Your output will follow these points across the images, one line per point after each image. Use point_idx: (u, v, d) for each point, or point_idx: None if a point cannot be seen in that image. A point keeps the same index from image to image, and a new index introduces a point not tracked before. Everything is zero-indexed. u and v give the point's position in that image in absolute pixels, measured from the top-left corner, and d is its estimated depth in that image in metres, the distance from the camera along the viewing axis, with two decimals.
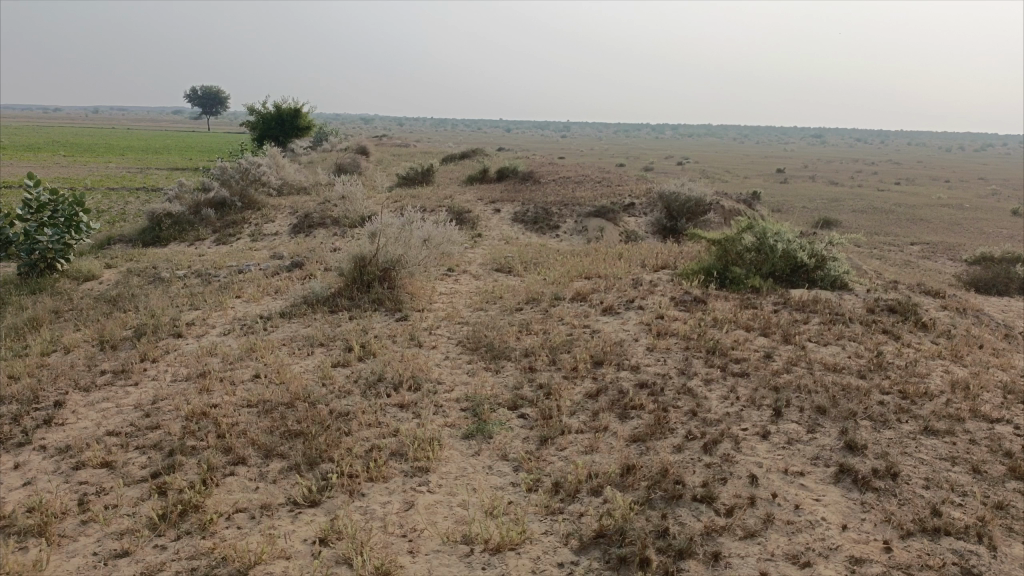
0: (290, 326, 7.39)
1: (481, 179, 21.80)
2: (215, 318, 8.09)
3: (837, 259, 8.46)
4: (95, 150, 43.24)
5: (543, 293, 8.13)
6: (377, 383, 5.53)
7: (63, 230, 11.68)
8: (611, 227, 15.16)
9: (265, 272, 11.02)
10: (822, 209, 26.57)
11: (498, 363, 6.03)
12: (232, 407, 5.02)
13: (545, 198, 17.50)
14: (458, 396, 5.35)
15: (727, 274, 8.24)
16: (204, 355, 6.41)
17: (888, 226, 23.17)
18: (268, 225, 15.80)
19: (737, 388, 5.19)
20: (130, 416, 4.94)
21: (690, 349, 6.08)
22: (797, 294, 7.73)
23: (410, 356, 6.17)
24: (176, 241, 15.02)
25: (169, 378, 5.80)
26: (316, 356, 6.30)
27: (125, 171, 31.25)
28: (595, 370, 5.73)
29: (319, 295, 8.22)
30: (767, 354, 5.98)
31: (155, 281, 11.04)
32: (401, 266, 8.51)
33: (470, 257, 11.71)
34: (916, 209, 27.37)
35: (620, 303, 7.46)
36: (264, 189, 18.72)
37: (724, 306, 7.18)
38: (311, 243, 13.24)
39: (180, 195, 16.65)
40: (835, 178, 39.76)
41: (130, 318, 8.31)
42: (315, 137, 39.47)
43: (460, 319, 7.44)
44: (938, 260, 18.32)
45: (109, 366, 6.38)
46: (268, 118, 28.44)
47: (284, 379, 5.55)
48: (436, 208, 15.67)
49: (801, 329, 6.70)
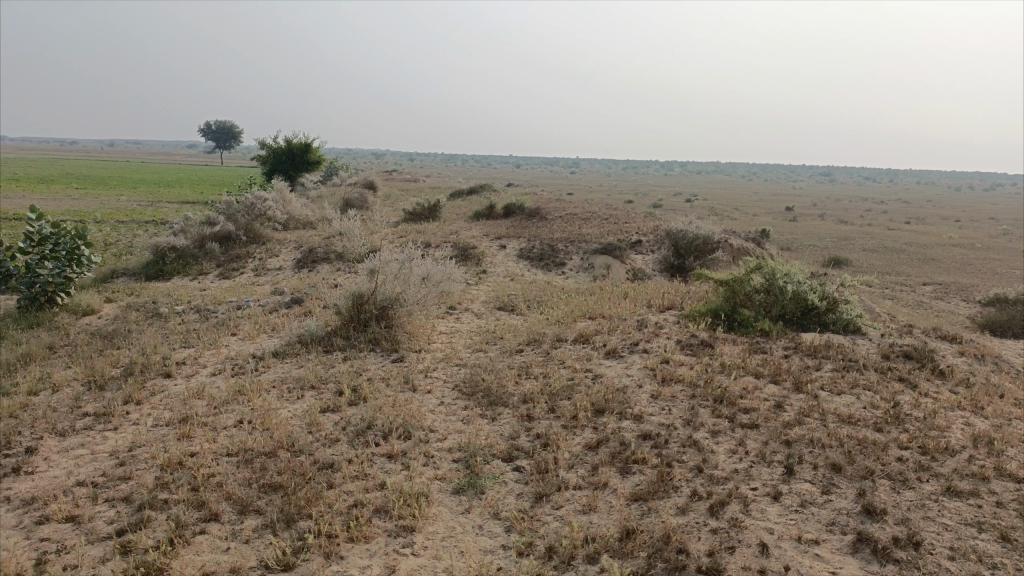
0: (282, 367, 7.15)
1: (487, 215, 21.68)
2: (207, 356, 7.86)
3: (849, 302, 8.18)
4: (107, 183, 43.53)
5: (545, 334, 7.88)
6: (366, 430, 5.27)
7: (64, 263, 11.51)
8: (618, 265, 14.94)
9: (264, 308, 10.81)
10: (831, 248, 26.31)
11: (494, 410, 5.75)
12: (211, 456, 4.76)
13: (552, 234, 17.33)
14: (451, 445, 5.07)
15: (736, 316, 7.97)
16: (189, 397, 6.16)
17: (899, 266, 22.90)
18: (272, 259, 15.66)
19: (745, 442, 4.89)
20: (103, 464, 4.69)
21: (696, 397, 5.78)
22: (808, 338, 7.45)
23: (404, 400, 5.90)
24: (179, 275, 14.86)
25: (149, 422, 5.56)
26: (305, 400, 6.04)
27: (136, 204, 31.36)
28: (595, 419, 5.44)
29: (315, 333, 7.99)
30: (778, 404, 5.68)
31: (153, 316, 10.84)
32: (400, 304, 8.28)
33: (473, 294, 11.50)
34: (927, 248, 27.10)
35: (625, 346, 7.18)
36: (270, 223, 18.65)
37: (732, 350, 6.90)
38: (314, 278, 13.05)
39: (185, 228, 16.54)
40: (845, 216, 39.57)
41: (121, 355, 8.08)
42: (325, 171, 39.66)
43: (459, 361, 7.18)
44: (951, 300, 18.01)
45: (92, 407, 6.15)
46: (278, 152, 28.54)
47: (269, 425, 5.29)
48: (442, 244, 15.51)
49: (813, 376, 6.41)
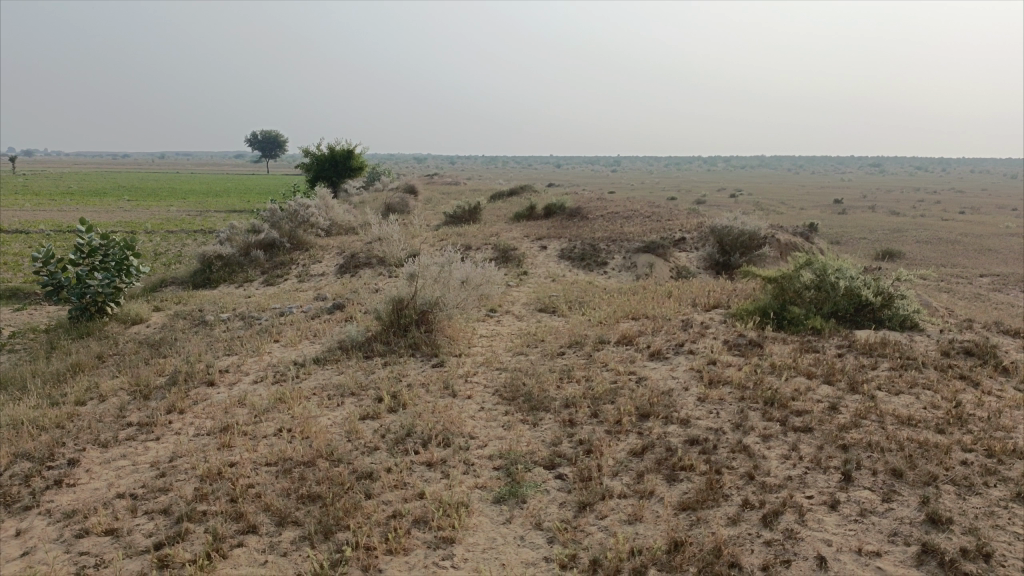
0: (323, 373, 7.13)
1: (528, 216, 21.55)
2: (249, 364, 7.89)
3: (906, 297, 7.83)
4: (158, 195, 44.62)
5: (587, 335, 7.72)
6: (405, 438, 5.17)
7: (113, 274, 11.72)
8: (661, 263, 14.67)
9: (307, 314, 10.86)
10: (882, 241, 25.55)
11: (536, 415, 5.61)
12: (250, 466, 4.73)
13: (593, 233, 17.13)
14: (492, 453, 4.95)
15: (785, 314, 7.70)
16: (231, 406, 6.16)
17: (955, 257, 22.10)
18: (315, 265, 15.78)
19: (798, 446, 4.67)
20: (144, 476, 4.69)
21: (745, 399, 5.56)
22: (862, 335, 7.14)
23: (443, 407, 5.80)
24: (225, 282, 15.06)
25: (191, 432, 5.56)
26: (345, 408, 5.98)
27: (184, 214, 32.08)
28: (640, 424, 5.26)
29: (355, 339, 7.96)
30: (833, 406, 5.42)
31: (199, 324, 10.97)
32: (439, 308, 8.20)
33: (514, 296, 11.38)
34: (983, 239, 26.13)
35: (669, 347, 6.98)
36: (313, 230, 18.83)
37: (782, 350, 6.64)
38: (355, 283, 13.11)
39: (230, 236, 16.78)
40: (897, 207, 38.44)
41: (167, 364, 8.17)
42: (368, 178, 40.05)
43: (499, 365, 7.06)
44: (1011, 292, 17.31)
45: (136, 417, 6.19)
46: (320, 159, 28.85)
47: (308, 434, 5.24)
48: (482, 247, 15.44)
49: (869, 376, 6.12)
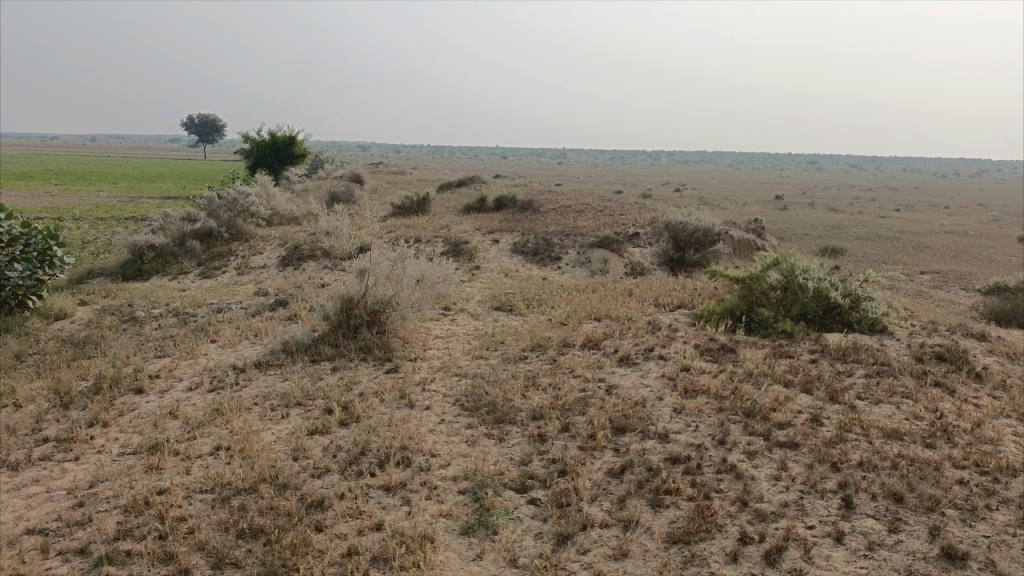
0: (266, 380, 6.55)
1: (477, 208, 21.06)
2: (184, 368, 7.23)
3: (873, 299, 7.66)
4: (86, 179, 42.40)
5: (549, 338, 7.31)
6: (359, 457, 4.67)
7: (35, 266, 10.80)
8: (616, 259, 14.37)
9: (246, 311, 10.17)
10: (825, 237, 25.89)
11: (501, 429, 5.17)
12: (182, 494, 4.16)
13: (545, 227, 16.74)
14: (456, 474, 4.50)
15: (754, 316, 7.43)
16: (161, 419, 5.53)
17: (895, 254, 22.47)
18: (256, 257, 14.99)
19: (787, 465, 4.37)
20: (59, 507, 4.07)
21: (724, 411, 5.23)
22: (834, 340, 6.93)
23: (400, 419, 5.32)
24: (158, 274, 14.16)
25: (115, 450, 4.93)
26: (291, 421, 5.43)
27: (114, 200, 30.51)
28: (616, 440, 4.88)
29: (300, 341, 7.37)
30: (815, 419, 5.14)
31: (130, 321, 10.17)
32: (392, 307, 7.67)
33: (469, 293, 10.91)
34: (920, 236, 26.73)
35: (638, 352, 6.62)
36: (253, 220, 17.94)
37: (755, 356, 6.35)
38: (299, 278, 12.42)
39: (164, 225, 15.81)
40: (836, 204, 39.23)
41: (91, 367, 7.43)
42: (311, 166, 38.85)
43: (458, 370, 6.59)
44: (950, 289, 17.63)
45: (53, 431, 5.51)
46: (261, 145, 27.69)
47: (249, 452, 4.69)
48: (433, 240, 14.90)
49: (846, 384, 5.88)
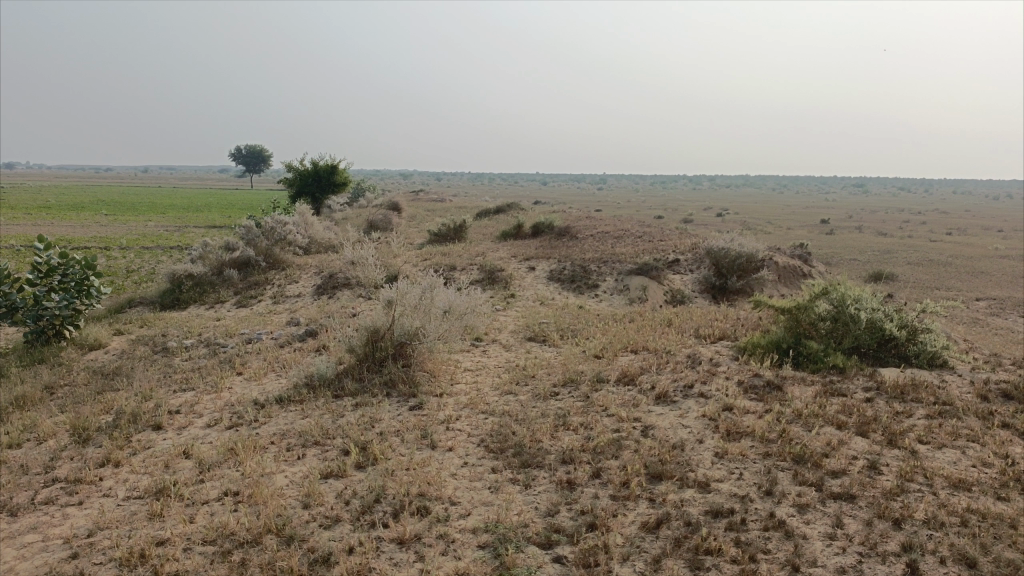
0: (286, 416, 6.30)
1: (515, 235, 20.84)
2: (206, 403, 7.02)
3: (932, 332, 7.13)
4: (137, 209, 43.43)
5: (582, 372, 6.93)
6: (373, 505, 4.35)
7: (72, 295, 10.80)
8: (655, 286, 13.94)
9: (276, 342, 10.01)
10: (874, 261, 25.07)
11: (527, 474, 4.81)
12: (182, 545, 3.89)
13: (583, 254, 16.41)
14: (476, 525, 4.15)
15: (802, 349, 6.95)
16: (173, 459, 5.29)
17: (949, 280, 21.54)
18: (292, 286, 14.92)
19: (842, 522, 3.93)
20: (52, 558, 3.84)
21: (771, 456, 4.79)
22: (889, 376, 6.41)
23: (420, 462, 4.99)
24: (196, 303, 14.15)
25: (122, 493, 4.69)
26: (306, 462, 5.14)
27: (161, 230, 31.02)
28: (651, 488, 4.48)
29: (324, 375, 7.13)
30: (872, 466, 4.68)
31: (161, 352, 10.07)
32: (419, 339, 7.39)
33: (502, 322, 10.60)
34: (974, 261, 25.68)
35: (676, 389, 6.21)
36: (291, 248, 17.96)
37: (804, 394, 5.89)
38: (332, 307, 12.26)
39: (203, 254, 15.86)
40: (884, 228, 38.13)
41: (115, 400, 7.28)
42: (353, 194, 39.23)
43: (485, 407, 6.25)
44: (1010, 316, 16.74)
45: (64, 471, 5.31)
46: (303, 175, 27.96)
47: (257, 498, 4.41)
48: (468, 267, 14.67)
49: (906, 426, 5.38)
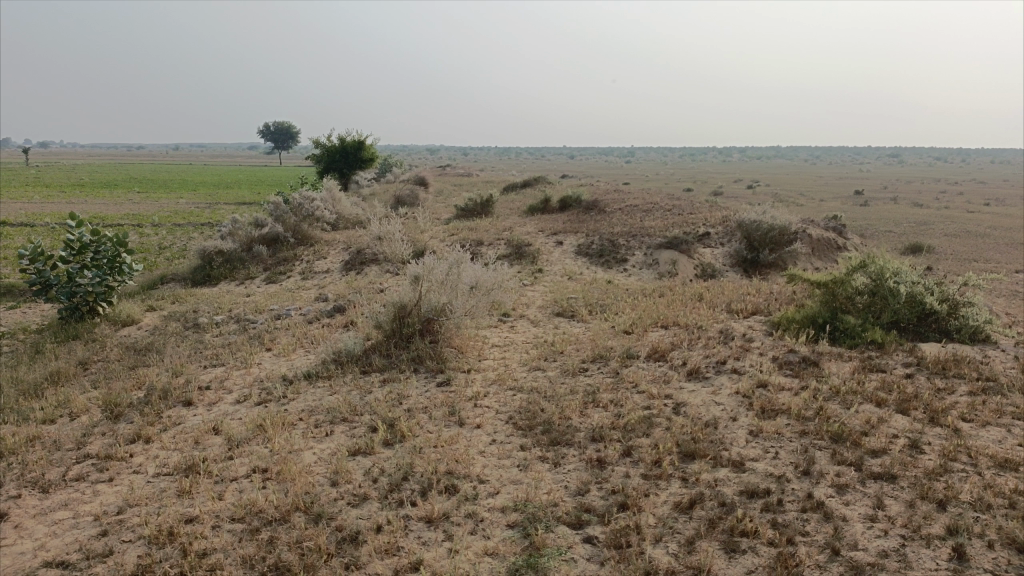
0: (313, 393, 6.29)
1: (542, 209, 20.65)
2: (235, 379, 7.04)
3: (974, 306, 6.88)
4: (167, 187, 43.88)
5: (612, 348, 6.82)
6: (400, 483, 4.31)
7: (105, 272, 10.86)
8: (685, 260, 13.72)
9: (305, 318, 10.02)
10: (910, 233, 24.45)
11: (557, 452, 4.73)
12: (210, 524, 3.88)
13: (611, 228, 16.19)
14: (505, 504, 4.08)
15: (838, 324, 6.76)
16: (202, 435, 5.30)
17: (989, 252, 20.92)
18: (320, 262, 14.94)
19: (884, 503, 3.79)
20: (83, 535, 3.87)
21: (808, 435, 4.66)
22: (930, 351, 6.20)
23: (448, 439, 4.94)
24: (226, 279, 14.23)
25: (151, 470, 4.72)
26: (334, 439, 5.12)
27: (192, 207, 31.29)
28: (684, 467, 4.37)
29: (352, 351, 7.10)
30: (913, 445, 4.52)
31: (192, 328, 10.14)
32: (446, 315, 7.32)
33: (530, 298, 10.49)
34: (1014, 232, 24.92)
35: (709, 365, 6.07)
36: (319, 224, 17.97)
37: (842, 371, 5.72)
38: (359, 283, 12.24)
39: (232, 230, 15.91)
40: (921, 199, 37.16)
41: (146, 376, 7.33)
42: (381, 170, 39.18)
43: (513, 383, 6.18)
44: None
45: (96, 447, 5.35)
46: (331, 151, 27.93)
47: (286, 476, 4.40)
48: (495, 243, 14.55)
49: (948, 403, 5.20)
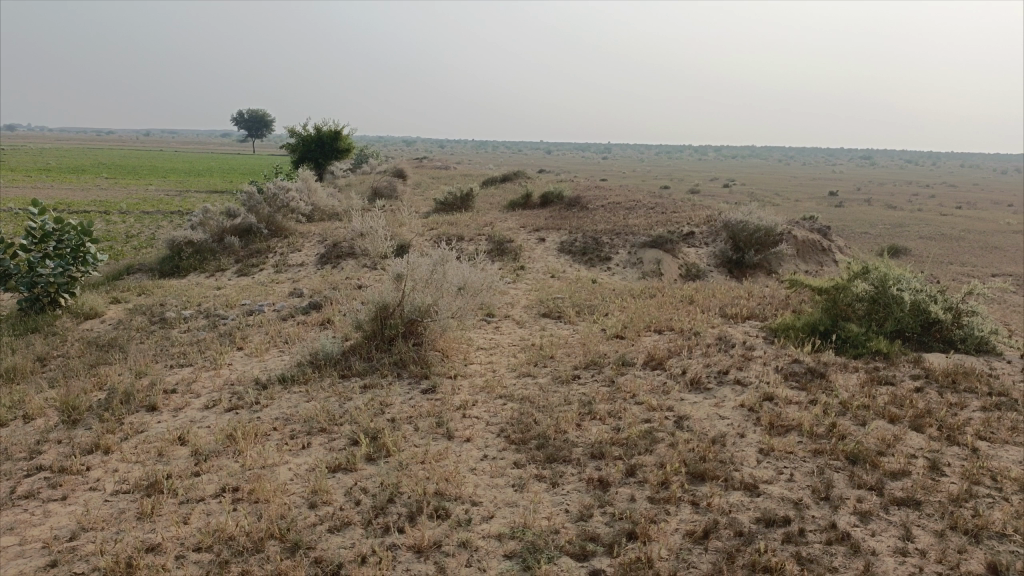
0: (289, 398, 5.88)
1: (523, 205, 20.30)
2: (204, 381, 6.60)
3: (978, 315, 6.67)
4: (134, 173, 42.68)
5: (605, 354, 6.48)
6: (386, 506, 3.94)
7: (68, 262, 10.28)
8: (669, 260, 13.45)
9: (279, 314, 9.56)
10: (886, 235, 24.47)
11: (554, 469, 4.39)
12: (174, 554, 3.49)
13: (594, 225, 15.88)
14: (502, 530, 3.73)
15: (840, 332, 6.49)
16: (167, 446, 4.88)
17: (965, 255, 20.94)
18: (294, 255, 14.43)
19: (914, 535, 3.50)
20: (29, 566, 3.45)
21: (822, 455, 4.36)
22: (936, 363, 5.96)
23: (436, 455, 4.57)
24: (195, 271, 13.68)
25: (111, 486, 4.29)
26: (312, 453, 4.73)
27: (161, 194, 30.40)
28: (694, 489, 4.06)
29: (330, 353, 6.70)
30: (934, 466, 4.24)
31: (159, 323, 9.61)
32: (430, 317, 6.94)
33: (514, 296, 10.13)
34: (987, 235, 25.09)
35: (709, 374, 5.77)
36: (293, 215, 17.43)
37: (849, 384, 5.45)
38: (336, 278, 11.79)
39: (203, 220, 15.32)
40: (893, 201, 37.39)
41: (108, 376, 6.84)
42: (357, 161, 38.54)
43: (503, 391, 5.82)
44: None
45: (49, 457, 4.90)
46: (307, 140, 27.27)
47: (259, 495, 4.01)
48: (476, 238, 14.16)
49: (963, 420, 4.94)
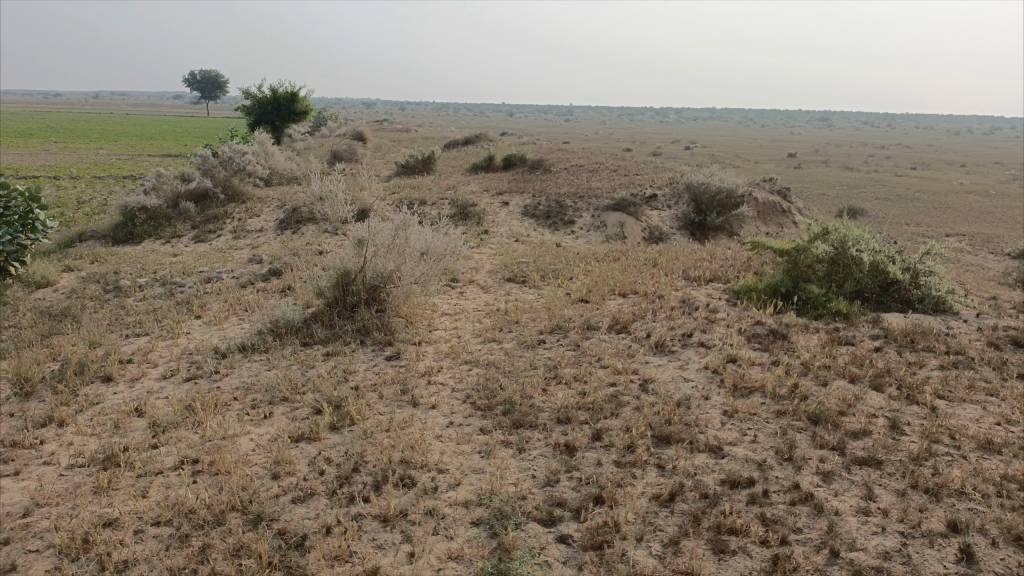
0: (249, 368, 5.76)
1: (485, 167, 20.09)
2: (161, 351, 6.43)
3: (935, 275, 6.79)
4: (83, 136, 41.27)
5: (570, 318, 6.47)
6: (351, 475, 3.88)
7: (15, 229, 9.89)
8: (633, 223, 13.45)
9: (238, 281, 9.34)
10: (844, 197, 24.81)
11: (520, 435, 4.37)
12: (132, 530, 3.40)
13: (557, 188, 15.79)
14: (469, 498, 3.71)
15: (802, 294, 6.56)
16: (123, 419, 4.74)
17: (920, 216, 21.35)
18: (252, 220, 14.10)
19: (875, 494, 3.57)
20: None
21: (784, 416, 4.42)
22: (894, 323, 6.06)
23: (401, 423, 4.52)
24: (150, 237, 13.30)
25: (65, 460, 4.16)
26: (274, 423, 4.64)
27: (112, 158, 29.41)
28: (660, 452, 4.08)
29: (291, 321, 6.57)
30: (893, 425, 4.32)
31: (113, 291, 9.32)
32: (393, 283, 6.84)
33: (478, 261, 10.04)
34: (941, 196, 25.60)
35: (674, 337, 5.79)
36: (251, 179, 17.00)
37: (811, 345, 5.52)
38: (296, 244, 11.55)
39: (157, 185, 14.84)
40: (851, 162, 37.91)
41: (60, 347, 6.62)
42: (316, 123, 37.67)
43: (468, 357, 5.78)
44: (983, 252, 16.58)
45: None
46: (263, 102, 26.54)
47: (220, 467, 3.92)
48: (439, 202, 13.97)
49: (921, 378, 5.03)
